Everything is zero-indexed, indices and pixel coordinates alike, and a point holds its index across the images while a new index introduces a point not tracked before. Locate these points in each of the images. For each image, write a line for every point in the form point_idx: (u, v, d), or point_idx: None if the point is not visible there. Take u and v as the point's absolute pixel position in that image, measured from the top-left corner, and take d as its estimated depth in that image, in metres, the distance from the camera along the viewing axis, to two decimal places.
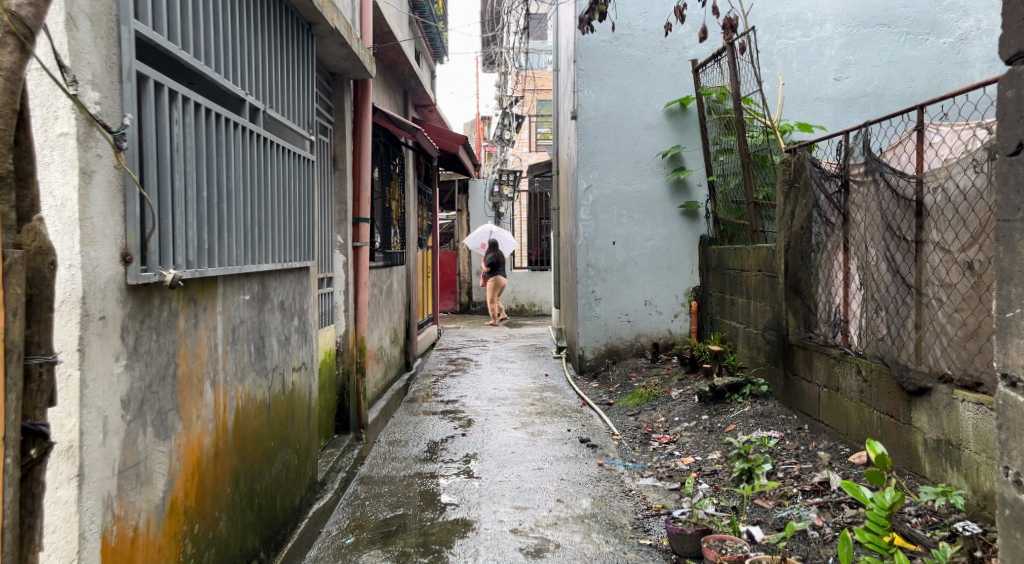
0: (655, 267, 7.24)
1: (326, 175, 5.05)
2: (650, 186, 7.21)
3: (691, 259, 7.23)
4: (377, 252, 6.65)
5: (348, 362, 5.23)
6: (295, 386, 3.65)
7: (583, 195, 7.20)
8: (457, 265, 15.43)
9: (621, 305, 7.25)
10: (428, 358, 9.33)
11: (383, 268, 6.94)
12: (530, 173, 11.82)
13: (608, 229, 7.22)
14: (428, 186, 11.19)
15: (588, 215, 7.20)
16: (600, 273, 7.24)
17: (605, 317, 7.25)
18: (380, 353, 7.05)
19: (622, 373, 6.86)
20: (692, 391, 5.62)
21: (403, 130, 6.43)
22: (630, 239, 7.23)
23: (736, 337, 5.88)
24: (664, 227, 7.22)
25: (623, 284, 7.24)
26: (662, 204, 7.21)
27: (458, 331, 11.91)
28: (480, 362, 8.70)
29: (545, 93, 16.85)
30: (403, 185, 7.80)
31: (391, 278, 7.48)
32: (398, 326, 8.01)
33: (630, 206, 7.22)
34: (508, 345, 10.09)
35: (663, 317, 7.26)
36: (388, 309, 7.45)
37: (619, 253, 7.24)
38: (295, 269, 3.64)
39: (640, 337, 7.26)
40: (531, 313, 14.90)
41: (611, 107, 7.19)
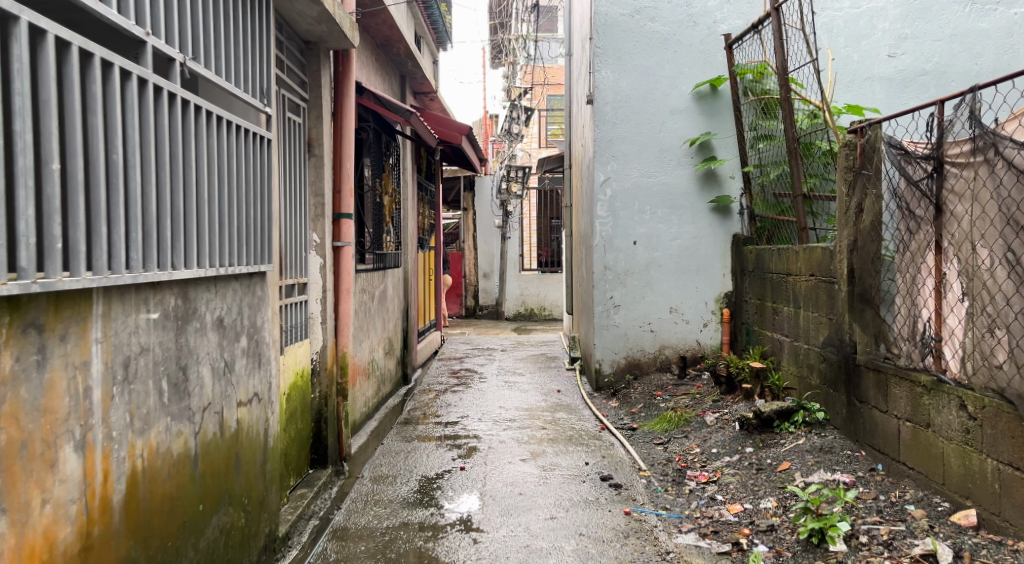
0: (682, 270, 6.42)
1: (301, 162, 4.26)
2: (676, 179, 6.40)
3: (723, 260, 6.40)
4: (365, 253, 5.86)
5: (326, 384, 4.44)
6: (241, 425, 2.86)
7: (600, 189, 6.40)
8: (463, 266, 14.65)
9: (643, 313, 6.44)
10: (429, 369, 8.55)
11: (374, 271, 6.17)
12: (540, 168, 11.01)
13: (628, 227, 6.41)
14: (430, 182, 10.40)
15: (606, 212, 6.41)
16: (620, 277, 6.43)
17: (625, 327, 6.44)
18: (372, 367, 6.27)
19: (645, 390, 6.04)
20: (732, 417, 4.79)
21: (396, 114, 5.63)
22: (653, 238, 6.42)
23: (783, 352, 5.05)
24: (692, 225, 6.40)
25: (646, 290, 6.43)
26: (691, 199, 6.39)
27: (464, 338, 11.14)
28: (485, 375, 7.91)
29: (556, 87, 16.06)
30: (399, 178, 7.01)
31: (385, 283, 6.70)
32: (393, 336, 7.22)
33: (653, 202, 6.41)
34: (516, 354, 9.30)
35: (691, 326, 6.44)
36: (381, 316, 6.67)
37: (641, 255, 6.43)
38: (242, 276, 2.85)
39: (665, 349, 6.45)
40: (541, 318, 14.12)
41: (633, 89, 6.38)
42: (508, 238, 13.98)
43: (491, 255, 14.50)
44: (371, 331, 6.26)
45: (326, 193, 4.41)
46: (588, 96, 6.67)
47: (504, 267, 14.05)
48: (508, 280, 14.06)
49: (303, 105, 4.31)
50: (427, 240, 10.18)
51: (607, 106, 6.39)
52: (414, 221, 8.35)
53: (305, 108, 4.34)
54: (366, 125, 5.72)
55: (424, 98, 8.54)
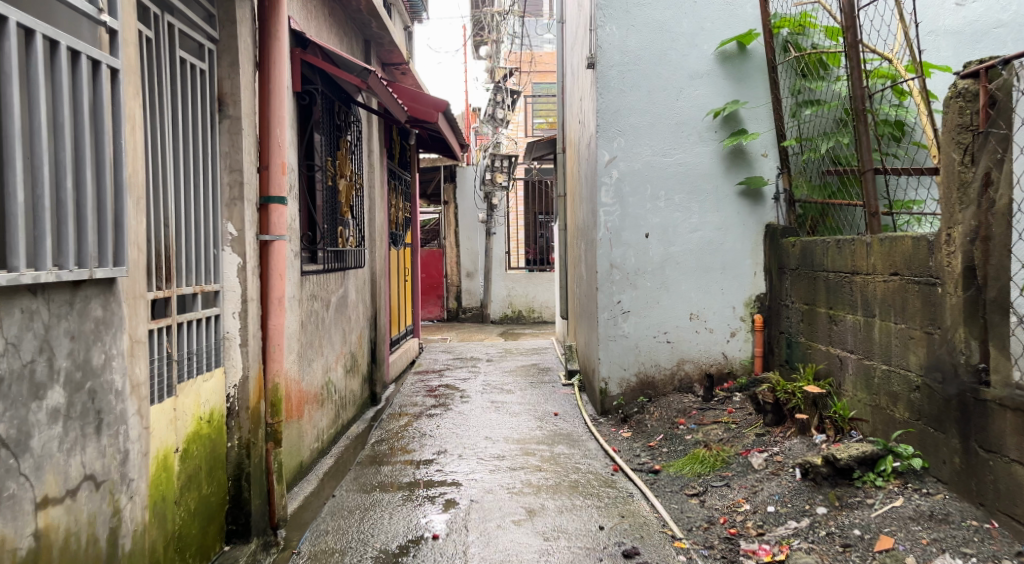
0: (704, 268, 5.34)
1: (210, 124, 3.09)
2: (696, 158, 5.30)
3: (754, 255, 5.30)
4: (311, 250, 4.70)
5: (250, 430, 3.27)
6: (47, 543, 1.70)
7: (605, 171, 5.30)
8: (443, 265, 13.50)
9: (657, 321, 5.35)
10: (403, 385, 7.41)
11: (327, 273, 5.07)
12: (527, 156, 9.89)
13: (639, 217, 5.33)
14: (403, 171, 9.22)
15: (611, 198, 5.31)
16: (629, 277, 5.34)
17: (635, 339, 5.35)
18: (328, 392, 5.13)
19: (665, 417, 4.92)
20: (786, 461, 3.67)
21: (350, 75, 4.45)
22: (669, 230, 5.33)
23: (846, 374, 3.94)
24: (716, 213, 5.31)
25: (660, 292, 5.35)
26: (714, 182, 5.30)
27: (444, 345, 10.01)
28: (468, 392, 6.79)
29: (541, 74, 15.11)
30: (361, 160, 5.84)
31: (342, 286, 5.56)
32: (357, 350, 6.07)
33: (668, 185, 5.32)
34: (503, 365, 8.18)
35: (715, 336, 5.35)
36: (339, 326, 5.49)
37: (653, 250, 5.34)
38: (37, 289, 1.68)
39: (684, 365, 5.35)
40: (530, 321, 13.08)
41: (643, 49, 5.28)
42: (493, 234, 12.87)
43: (474, 253, 13.36)
44: (325, 347, 5.10)
45: (245, 168, 3.24)
46: (588, 60, 5.55)
47: (489, 266, 12.95)
48: (494, 282, 13.07)
49: (213, 47, 3.13)
50: (401, 236, 9.00)
51: (612, 69, 5.27)
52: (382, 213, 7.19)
53: (215, 52, 3.15)
54: (319, 92, 4.54)
55: (394, 71, 7.37)
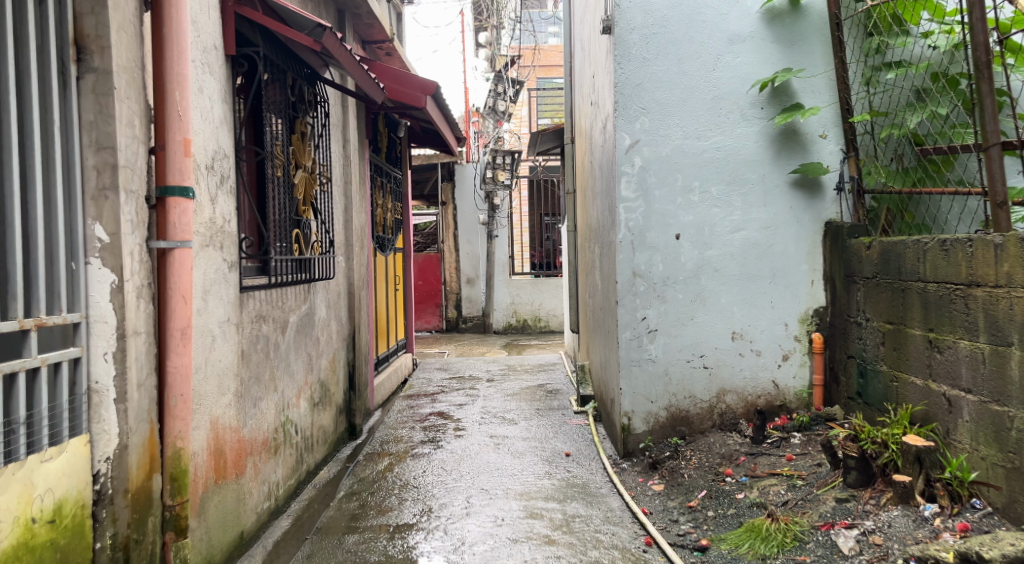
0: (748, 277, 4.37)
1: (56, 79, 2.11)
2: (737, 141, 4.34)
3: (810, 260, 4.32)
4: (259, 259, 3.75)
5: (134, 523, 2.29)
6: None
7: (626, 158, 4.37)
8: (442, 271, 12.53)
9: (691, 343, 4.41)
10: (389, 411, 6.47)
11: (284, 287, 4.13)
12: (532, 150, 8.95)
13: (668, 215, 4.40)
14: (393, 168, 8.28)
15: (634, 191, 4.39)
16: (655, 288, 4.41)
17: (665, 365, 4.41)
18: (287, 435, 4.18)
19: (706, 466, 3.91)
20: (891, 547, 2.67)
21: (300, 35, 3.47)
22: (703, 230, 4.39)
23: (959, 421, 2.93)
24: (763, 209, 4.35)
25: (695, 306, 4.41)
26: (760, 170, 4.34)
27: (441, 360, 9.07)
28: (464, 422, 5.84)
29: (545, 68, 14.28)
30: (327, 148, 4.83)
31: (305, 301, 4.59)
32: (329, 378, 5.11)
33: (703, 175, 4.37)
34: (505, 385, 7.23)
35: (763, 361, 4.37)
36: (302, 351, 4.52)
37: (686, 254, 4.40)
38: None
39: (725, 396, 4.39)
40: (535, 330, 12.15)
41: (671, 7, 4.32)
42: (495, 236, 11.92)
43: (475, 257, 12.40)
44: (282, 379, 4.13)
45: (123, 145, 2.26)
46: (603, 24, 4.60)
47: (491, 272, 12.01)
48: (496, 288, 12.11)
49: None
50: (390, 240, 8.06)
51: (634, 32, 4.32)
52: (363, 214, 6.25)
53: None
54: (262, 57, 3.58)
55: (377, 51, 6.41)
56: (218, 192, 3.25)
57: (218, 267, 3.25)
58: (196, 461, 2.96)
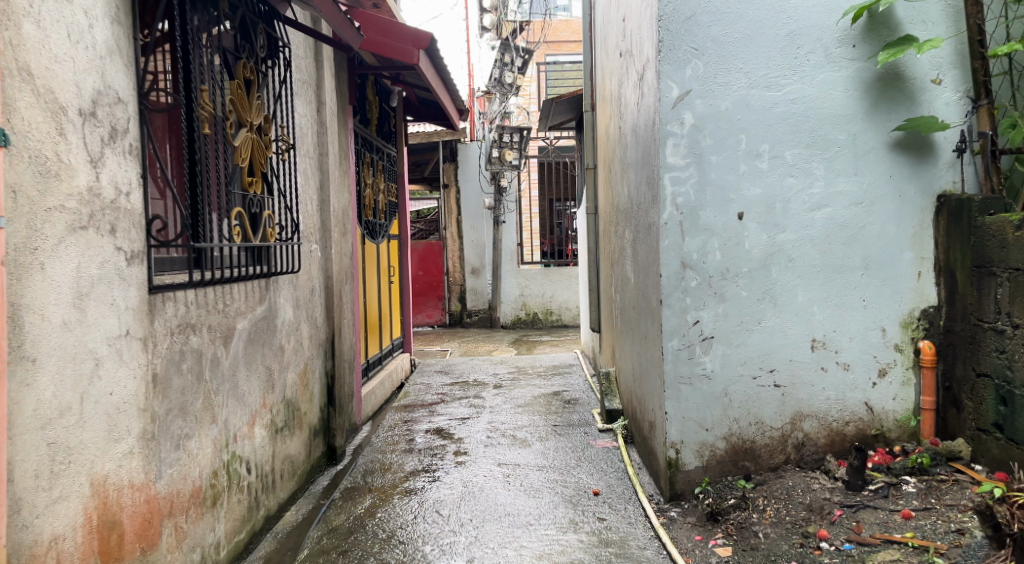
0: (832, 267, 3.37)
1: None
2: (820, 90, 3.33)
3: (916, 246, 3.33)
4: (190, 249, 2.78)
5: None
6: None
7: (673, 115, 3.38)
8: (444, 260, 11.55)
9: (757, 355, 3.42)
10: (380, 426, 5.53)
11: (226, 283, 3.13)
12: (544, 123, 7.97)
13: (727, 189, 3.41)
14: (385, 144, 7.30)
15: (684, 158, 3.40)
16: (711, 283, 3.43)
17: (724, 383, 3.43)
18: (235, 478, 3.21)
19: (789, 524, 2.90)
20: None
21: None
22: (775, 207, 3.39)
23: None
24: (853, 178, 3.34)
25: (763, 306, 3.42)
26: (850, 129, 3.33)
27: (442, 360, 8.13)
28: (467, 442, 4.88)
29: (557, 44, 13.37)
30: (289, 103, 3.78)
31: (262, 301, 3.61)
32: (298, 397, 4.13)
33: (774, 134, 3.37)
34: (516, 391, 6.29)
35: (852, 378, 3.37)
36: (258, 366, 3.54)
37: (751, 239, 3.41)
38: None
39: (803, 423, 3.39)
40: (546, 324, 11.32)
41: None
42: (503, 223, 11.06)
43: (480, 245, 11.42)
44: (227, 405, 3.15)
45: None
46: None
47: (498, 261, 11.06)
48: (504, 279, 11.27)
49: None
50: (382, 225, 7.08)
51: None
52: (345, 194, 5.27)
53: None
54: None
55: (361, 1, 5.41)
56: (108, 151, 2.28)
57: (111, 259, 2.28)
58: (58, 551, 2.00)
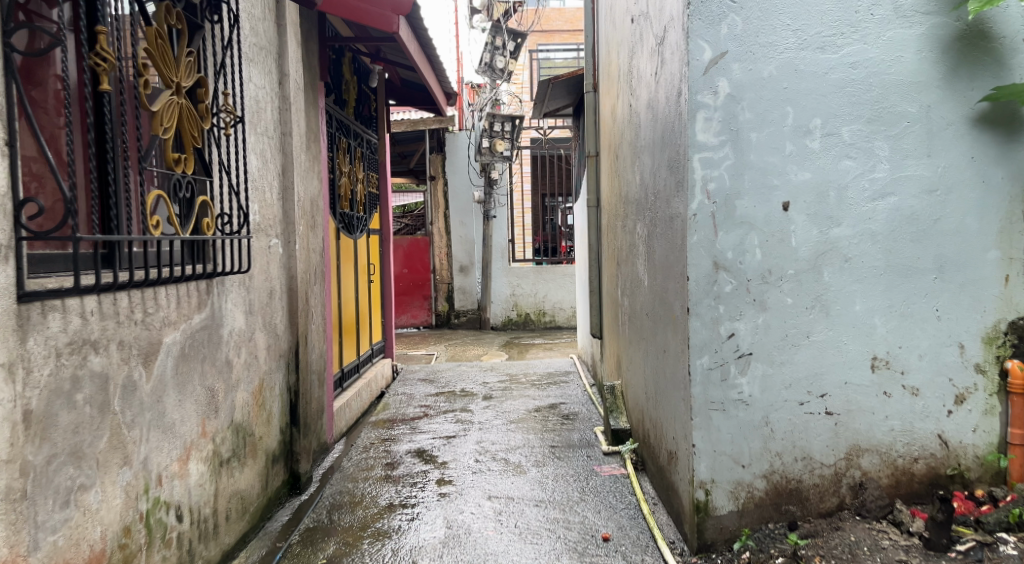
0: (897, 269, 2.78)
1: None
2: (885, 52, 2.75)
3: (1003, 243, 2.77)
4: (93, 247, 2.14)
5: None
6: None
7: (705, 82, 2.78)
8: (430, 257, 10.91)
9: (806, 375, 2.81)
10: (355, 445, 4.89)
11: (144, 286, 2.46)
12: (539, 109, 7.39)
13: (771, 173, 2.81)
14: (365, 129, 6.66)
15: (717, 135, 2.80)
16: (749, 288, 2.83)
17: (765, 409, 2.82)
18: (160, 530, 2.56)
19: None
20: None
21: None
22: (828, 196, 2.79)
23: None
24: (923, 161, 2.76)
25: (812, 316, 2.81)
26: (922, 100, 2.75)
27: (427, 367, 7.49)
28: (453, 468, 4.25)
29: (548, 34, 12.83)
30: (236, 68, 3.12)
31: (203, 308, 2.97)
32: (251, 421, 3.49)
33: (829, 106, 2.78)
34: (508, 403, 5.68)
35: (922, 406, 2.78)
36: (197, 388, 2.90)
37: (798, 234, 2.81)
38: None
39: (861, 460, 2.79)
40: (539, 326, 10.71)
41: None
42: (493, 218, 10.42)
43: (469, 242, 10.78)
44: (152, 439, 2.52)
45: None
46: None
47: (488, 258, 10.43)
48: (494, 278, 10.64)
49: None
50: (361, 218, 6.44)
51: None
52: (314, 182, 4.63)
53: None
54: None
55: None
56: None
57: None
58: None
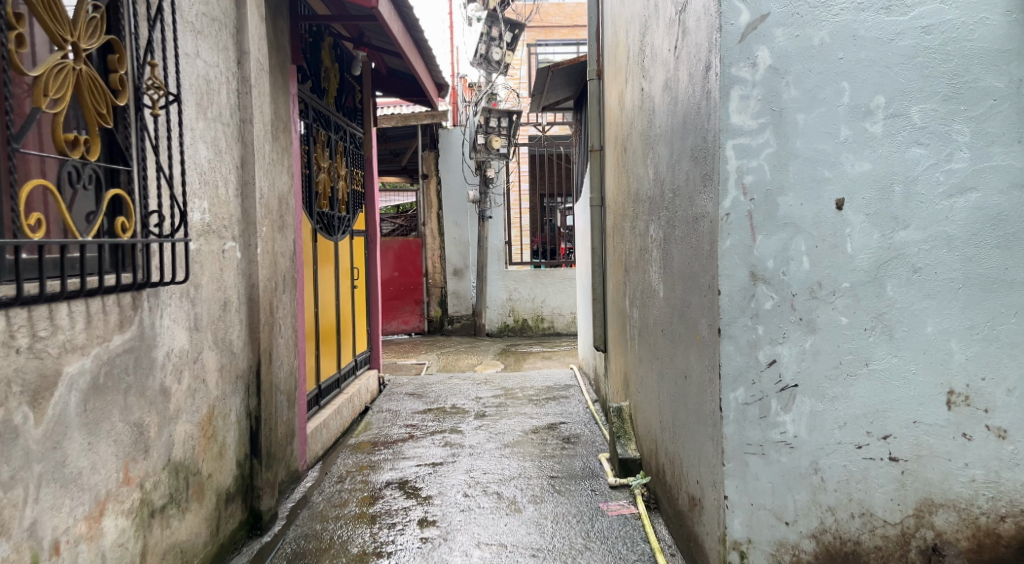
0: (978, 282, 2.26)
1: None
2: (965, 15, 2.24)
3: None
4: None
5: None
6: None
7: (741, 53, 2.27)
8: (423, 260, 10.40)
9: (865, 412, 2.28)
10: (330, 474, 4.36)
11: (25, 303, 1.92)
12: (538, 103, 6.89)
13: (821, 164, 2.29)
14: (348, 122, 6.13)
15: (756, 117, 2.29)
16: (795, 304, 2.31)
17: (814, 453, 2.30)
18: None
19: None
20: None
21: None
22: (893, 192, 2.27)
23: None
24: (1011, 149, 2.26)
25: (872, 339, 2.28)
26: (1011, 72, 2.24)
27: (417, 379, 6.96)
28: (438, 504, 3.73)
29: (546, 32, 12.43)
30: (165, 37, 2.59)
31: (129, 327, 2.44)
32: (198, 457, 2.97)
33: (895, 80, 2.25)
34: (503, 423, 5.16)
35: (1009, 452, 2.27)
36: (118, 426, 2.38)
37: (855, 239, 2.29)
38: None
39: (932, 517, 2.27)
40: (537, 332, 10.18)
41: None
42: (489, 218, 9.89)
43: (463, 244, 10.25)
44: (42, 496, 2.01)
45: None
46: None
47: (483, 261, 9.91)
48: (490, 282, 10.11)
49: None
50: (343, 219, 5.91)
51: None
52: (282, 177, 4.10)
53: None
54: None
55: None
56: None
57: None
58: None
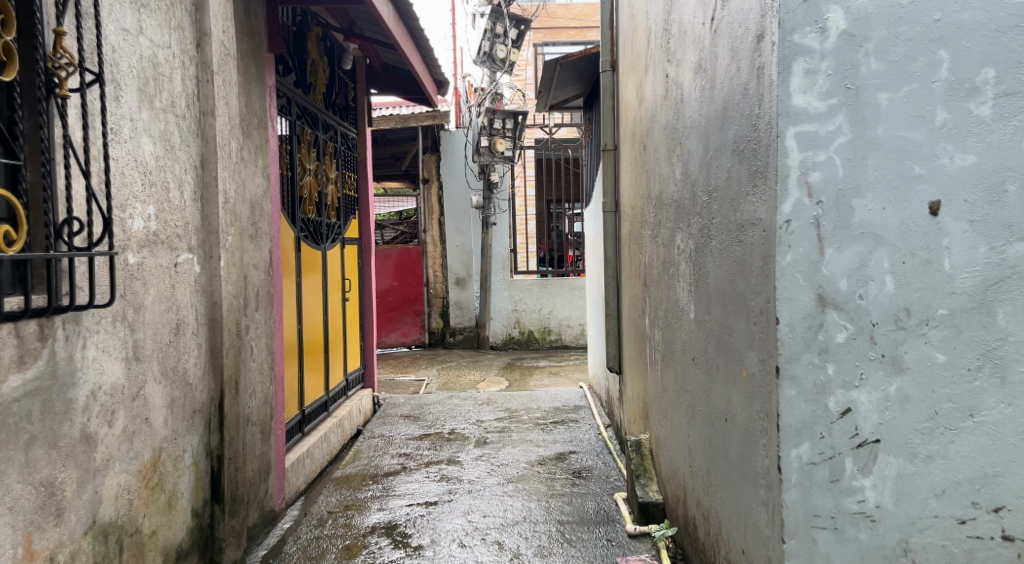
0: None
1: None
2: None
3: None
4: None
5: None
6: None
7: (807, 15, 1.79)
8: (423, 268, 9.93)
9: (971, 476, 1.78)
10: (311, 514, 3.86)
11: None
12: (545, 101, 6.40)
13: (911, 157, 1.78)
14: (339, 121, 5.65)
15: (826, 98, 1.80)
16: (875, 337, 1.80)
17: (902, 529, 1.80)
18: None
19: None
20: None
21: None
22: (1005, 193, 1.76)
23: None
24: None
25: (979, 383, 1.77)
26: None
27: (415, 397, 6.47)
28: (430, 556, 3.22)
29: (553, 34, 11.99)
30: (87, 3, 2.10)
31: (31, 364, 1.96)
32: (138, 513, 2.47)
33: (1009, 49, 1.75)
34: (507, 452, 4.65)
35: None
36: (16, 488, 1.90)
37: (955, 254, 1.78)
38: None
39: None
40: (544, 345, 9.68)
41: None
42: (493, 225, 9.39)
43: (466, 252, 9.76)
44: None
45: None
46: None
47: (487, 270, 9.41)
48: (494, 291, 9.62)
49: None
50: (332, 226, 5.42)
51: None
52: (255, 179, 3.61)
53: None
54: None
55: None
56: None
57: None
58: None
